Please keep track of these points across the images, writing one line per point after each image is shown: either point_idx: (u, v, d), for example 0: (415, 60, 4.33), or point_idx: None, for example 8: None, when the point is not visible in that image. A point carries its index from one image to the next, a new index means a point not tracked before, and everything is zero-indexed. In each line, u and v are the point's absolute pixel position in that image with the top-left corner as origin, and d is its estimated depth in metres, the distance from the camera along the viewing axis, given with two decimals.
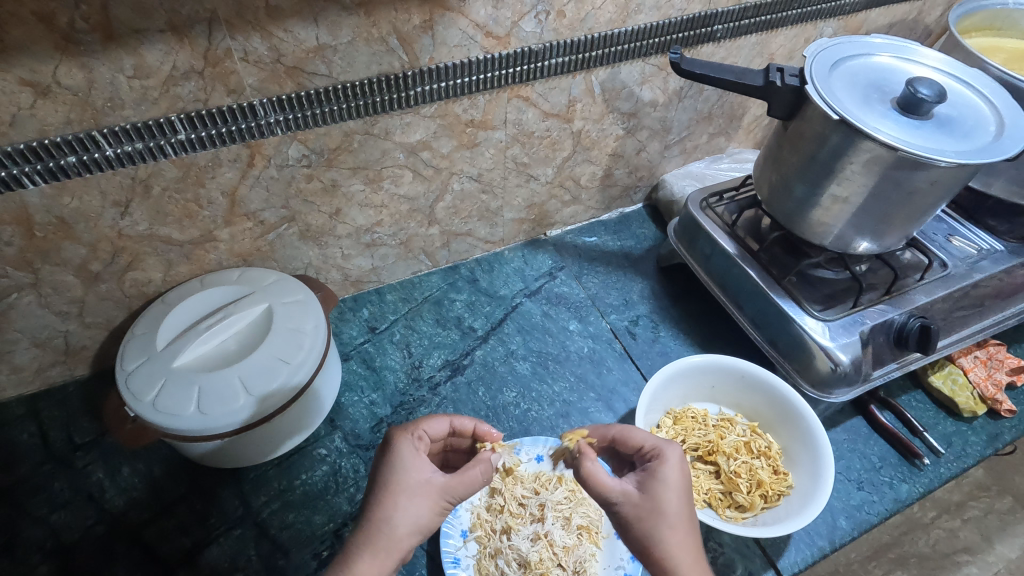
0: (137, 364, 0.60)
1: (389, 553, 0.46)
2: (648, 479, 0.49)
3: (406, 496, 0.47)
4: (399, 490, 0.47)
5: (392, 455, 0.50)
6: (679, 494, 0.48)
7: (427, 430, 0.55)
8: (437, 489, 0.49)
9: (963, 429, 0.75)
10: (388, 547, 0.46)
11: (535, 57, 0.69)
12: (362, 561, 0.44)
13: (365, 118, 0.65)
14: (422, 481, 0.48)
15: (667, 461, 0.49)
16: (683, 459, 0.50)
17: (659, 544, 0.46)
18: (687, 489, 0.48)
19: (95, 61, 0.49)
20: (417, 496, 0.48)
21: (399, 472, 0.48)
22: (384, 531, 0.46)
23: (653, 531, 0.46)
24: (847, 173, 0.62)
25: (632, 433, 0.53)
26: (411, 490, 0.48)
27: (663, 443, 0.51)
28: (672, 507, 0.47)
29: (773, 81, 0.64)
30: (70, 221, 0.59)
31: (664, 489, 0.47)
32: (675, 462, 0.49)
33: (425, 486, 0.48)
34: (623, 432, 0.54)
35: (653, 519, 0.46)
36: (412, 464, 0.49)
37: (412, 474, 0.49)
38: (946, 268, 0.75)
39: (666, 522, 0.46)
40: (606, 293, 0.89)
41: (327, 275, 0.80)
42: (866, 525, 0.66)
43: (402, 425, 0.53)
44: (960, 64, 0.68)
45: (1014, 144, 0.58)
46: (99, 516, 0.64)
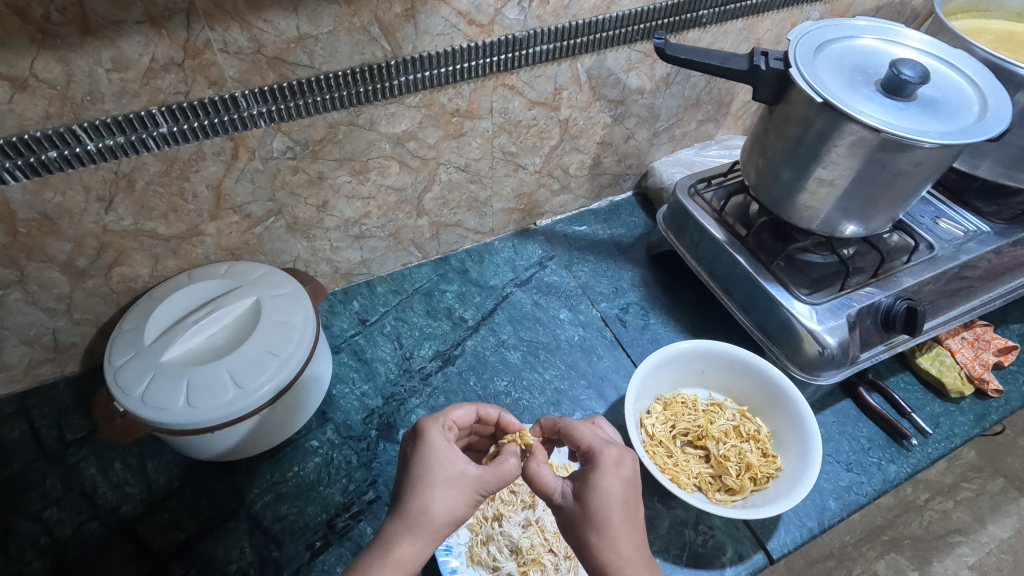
0: (126, 359, 0.60)
1: (428, 540, 0.46)
2: (583, 487, 0.48)
3: (443, 489, 0.47)
4: (433, 483, 0.47)
5: (425, 448, 0.49)
6: (611, 501, 0.46)
7: (453, 420, 0.54)
8: (472, 485, 0.48)
9: (951, 409, 0.75)
10: (427, 536, 0.46)
11: (520, 44, 0.69)
12: (399, 546, 0.45)
13: (350, 108, 0.65)
14: (456, 472, 0.48)
15: (601, 468, 0.48)
16: (622, 465, 0.49)
17: (595, 554, 0.45)
18: (623, 497, 0.47)
19: (73, 54, 0.49)
20: (450, 491, 0.47)
21: (430, 465, 0.48)
22: (421, 521, 0.46)
23: (589, 539, 0.46)
24: (832, 156, 0.62)
25: (577, 432, 0.52)
26: (446, 483, 0.47)
27: (601, 447, 0.50)
28: (604, 512, 0.46)
29: (757, 65, 0.64)
30: (54, 217, 0.59)
31: (597, 497, 0.47)
32: (605, 470, 0.48)
33: (459, 479, 0.48)
34: (569, 430, 0.54)
35: (585, 525, 0.46)
36: (445, 458, 0.49)
37: (445, 465, 0.48)
38: (933, 250, 0.75)
39: (596, 529, 0.46)
40: (596, 281, 0.89)
41: (316, 268, 0.80)
42: (855, 505, 0.67)
43: (430, 414, 0.53)
44: (943, 45, 0.68)
45: (997, 124, 0.58)
46: (92, 511, 0.64)
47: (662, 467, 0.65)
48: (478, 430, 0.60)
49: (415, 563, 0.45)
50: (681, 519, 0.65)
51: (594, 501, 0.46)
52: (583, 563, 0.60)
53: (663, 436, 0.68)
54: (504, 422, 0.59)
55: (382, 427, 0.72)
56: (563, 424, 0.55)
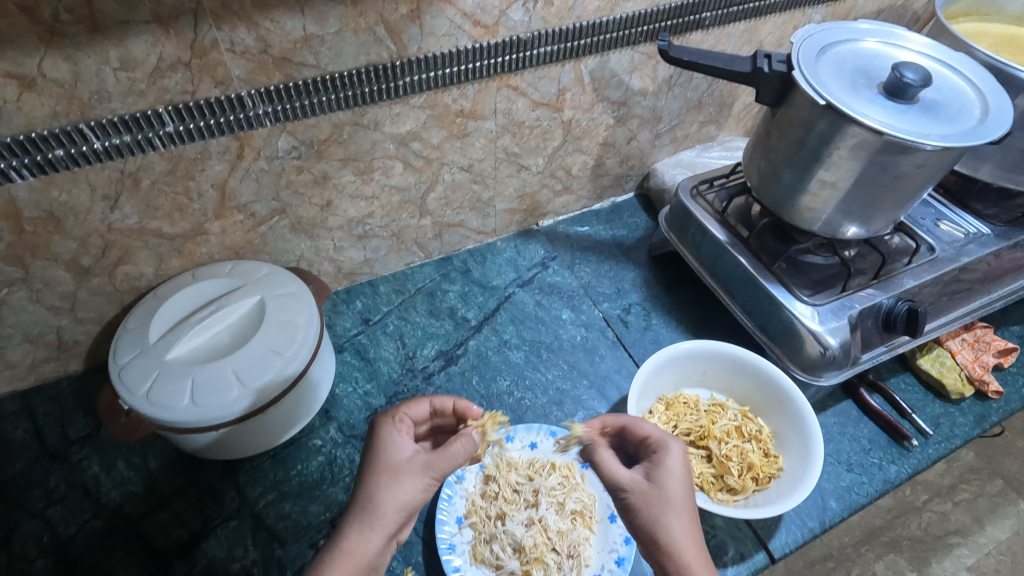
0: (130, 358, 0.60)
1: (380, 526, 0.47)
2: (651, 471, 0.50)
3: (392, 476, 0.48)
4: (378, 470, 0.49)
5: (377, 440, 0.51)
6: (682, 482, 0.49)
7: (409, 414, 0.56)
8: (419, 470, 0.49)
9: (951, 411, 0.76)
10: (382, 522, 0.47)
11: (524, 46, 0.69)
12: (351, 535, 0.46)
13: (355, 108, 0.65)
14: (403, 459, 0.49)
15: (670, 452, 0.51)
16: (686, 451, 0.51)
17: (662, 537, 0.46)
18: (688, 479, 0.49)
19: (80, 53, 0.49)
20: (398, 477, 0.48)
21: (381, 456, 0.50)
22: (371, 509, 0.47)
23: (659, 518, 0.47)
24: (834, 158, 0.63)
25: (638, 423, 0.54)
26: (392, 471, 0.49)
27: (668, 434, 0.52)
28: (676, 493, 0.48)
29: (760, 67, 0.64)
30: (59, 216, 0.59)
31: (668, 479, 0.49)
32: (677, 452, 0.50)
33: (407, 466, 0.49)
34: (628, 424, 0.55)
35: (655, 505, 0.47)
36: (394, 448, 0.50)
37: (394, 454, 0.50)
38: (933, 252, 0.76)
39: (670, 510, 0.47)
40: (598, 282, 0.89)
41: (319, 267, 0.81)
42: (856, 506, 0.67)
43: (385, 411, 0.55)
44: (944, 48, 0.69)
45: (998, 127, 0.59)
46: (95, 509, 0.64)
47: None
48: (438, 424, 0.61)
49: (369, 554, 0.46)
50: None
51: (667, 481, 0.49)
52: (586, 562, 0.60)
53: None
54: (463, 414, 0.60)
55: None
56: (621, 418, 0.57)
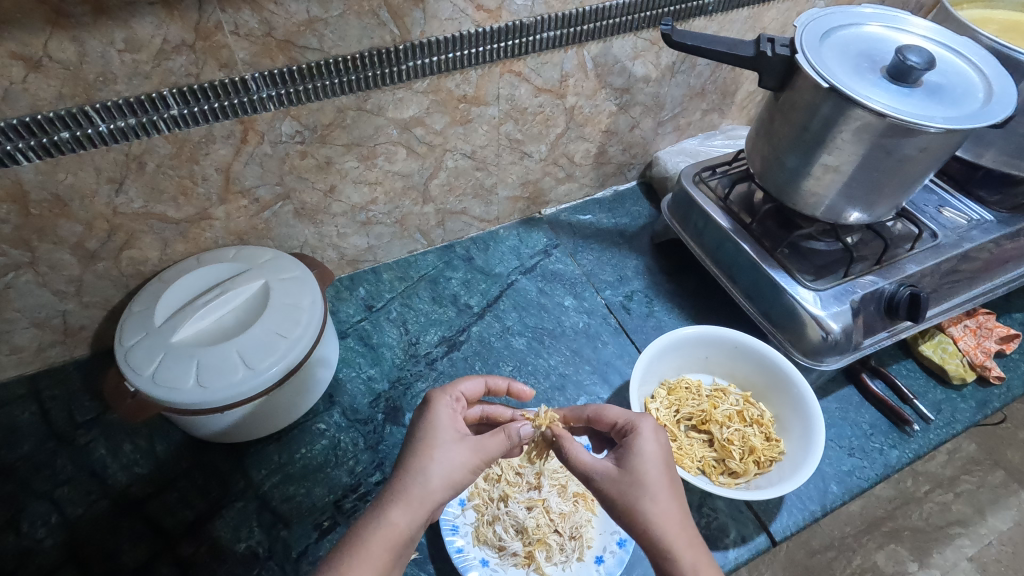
0: (137, 340, 0.61)
1: (423, 503, 0.46)
2: (625, 454, 0.48)
3: (443, 451, 0.48)
4: (434, 444, 0.48)
5: (430, 414, 0.51)
6: (655, 464, 0.47)
7: (462, 391, 0.56)
8: (471, 448, 0.49)
9: (953, 396, 0.76)
10: (421, 497, 0.46)
11: (527, 30, 0.69)
12: (396, 509, 0.45)
13: (358, 93, 0.65)
14: (456, 438, 0.49)
15: (641, 434, 0.49)
16: (658, 431, 0.50)
17: (648, 521, 0.44)
18: (664, 459, 0.48)
19: (85, 34, 0.49)
20: (450, 452, 0.48)
21: (434, 430, 0.49)
22: (419, 484, 0.46)
23: (637, 503, 0.45)
24: (837, 142, 0.63)
25: (607, 410, 0.55)
26: (443, 446, 0.48)
27: (636, 417, 0.52)
28: (651, 475, 0.46)
29: (763, 51, 0.64)
30: (65, 199, 0.59)
31: (641, 461, 0.47)
32: (645, 432, 0.49)
33: (459, 442, 0.49)
34: (598, 412, 0.55)
35: (632, 490, 0.46)
36: (449, 425, 0.50)
37: (447, 429, 0.49)
38: (936, 238, 0.76)
39: (646, 493, 0.45)
40: (600, 269, 0.89)
41: (323, 253, 0.81)
42: (856, 489, 0.67)
43: (439, 386, 0.55)
44: (947, 32, 0.68)
45: (1002, 110, 0.59)
46: (102, 491, 0.65)
47: None
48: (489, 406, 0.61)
49: (410, 529, 0.45)
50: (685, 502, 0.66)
51: (636, 461, 0.47)
52: (588, 544, 0.60)
53: (667, 420, 0.68)
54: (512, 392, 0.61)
55: (389, 410, 0.72)
56: (588, 412, 0.57)
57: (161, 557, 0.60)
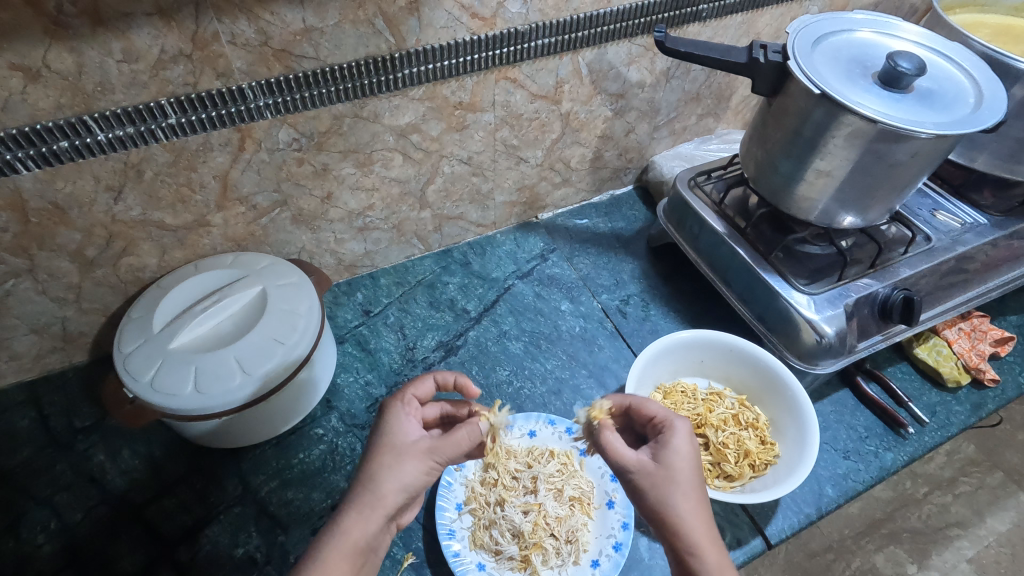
0: (135, 346, 0.61)
1: (375, 510, 0.46)
2: (659, 450, 0.48)
3: (393, 457, 0.48)
4: (382, 452, 0.48)
5: (381, 422, 0.51)
6: (690, 463, 0.47)
7: (416, 395, 0.56)
8: (423, 452, 0.49)
9: (947, 399, 0.76)
10: (374, 504, 0.46)
11: (521, 38, 0.70)
12: (347, 517, 0.45)
13: (354, 101, 0.66)
14: (407, 442, 0.49)
15: (677, 430, 0.49)
16: (691, 431, 0.50)
17: (672, 515, 0.45)
18: (697, 459, 0.48)
19: (84, 45, 0.50)
20: (402, 458, 0.48)
21: (386, 436, 0.50)
22: (370, 492, 0.46)
23: (664, 496, 0.46)
24: (830, 147, 0.63)
25: (645, 405, 0.54)
26: (394, 454, 0.48)
27: (673, 416, 0.51)
28: (683, 472, 0.47)
29: (755, 57, 0.65)
30: (64, 207, 0.60)
31: (675, 456, 0.47)
32: (680, 430, 0.49)
33: (411, 448, 0.48)
34: (635, 405, 0.55)
35: (666, 483, 0.46)
36: (401, 431, 0.50)
37: (398, 436, 0.49)
38: (930, 242, 0.76)
39: (676, 489, 0.46)
40: (597, 274, 0.90)
41: (321, 259, 0.81)
42: (852, 492, 0.68)
43: (391, 394, 0.55)
44: (939, 37, 0.69)
45: (992, 115, 0.59)
46: (100, 496, 0.65)
47: None
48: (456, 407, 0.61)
49: (367, 538, 0.45)
50: None
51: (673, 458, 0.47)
52: (585, 547, 0.61)
53: None
54: (464, 390, 0.61)
55: None
56: (625, 399, 0.57)
57: (160, 562, 0.61)
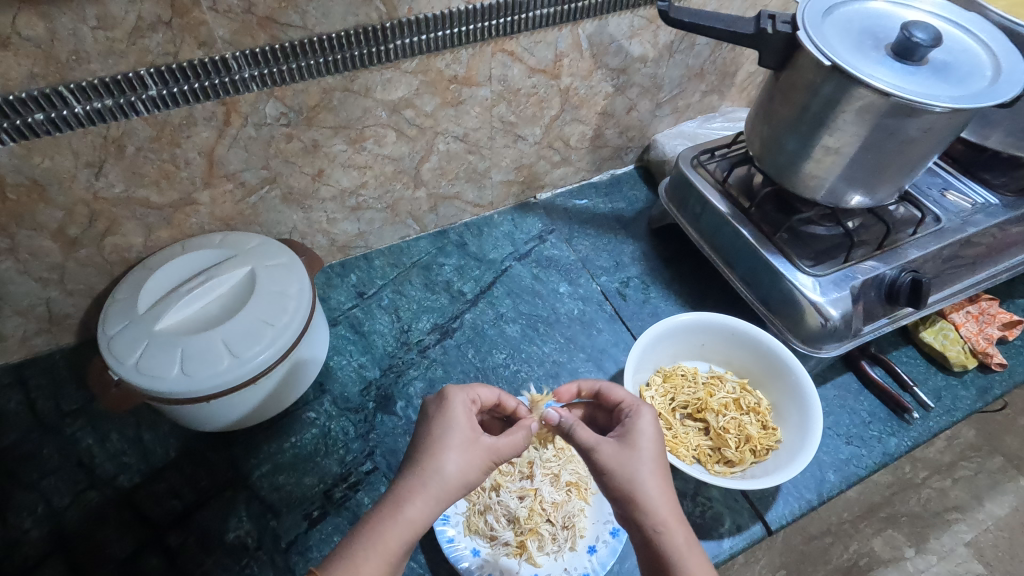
0: (120, 328, 0.60)
1: (438, 498, 0.46)
2: (625, 433, 0.50)
3: (457, 451, 0.48)
4: (448, 444, 0.48)
5: (446, 412, 0.50)
6: (651, 444, 0.49)
7: (479, 396, 0.54)
8: (484, 449, 0.49)
9: (953, 383, 0.75)
10: (436, 493, 0.46)
11: (518, 8, 0.67)
12: (412, 505, 0.45)
13: (344, 73, 0.63)
14: (471, 438, 0.49)
15: (642, 416, 0.51)
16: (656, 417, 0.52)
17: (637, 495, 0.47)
18: (659, 443, 0.50)
19: (56, 11, 0.47)
20: (463, 453, 0.48)
21: (452, 427, 0.49)
22: (434, 480, 0.46)
23: (634, 475, 0.47)
24: (839, 123, 0.61)
25: (612, 390, 0.56)
26: (457, 444, 0.48)
27: (639, 402, 0.53)
28: (646, 451, 0.49)
29: (763, 28, 0.62)
30: (43, 183, 0.57)
31: (640, 437, 0.49)
32: (640, 416, 0.51)
33: (474, 441, 0.49)
34: (603, 390, 0.56)
35: (631, 463, 0.48)
36: (464, 421, 0.49)
37: (463, 425, 0.49)
38: (939, 222, 0.74)
39: (643, 468, 0.48)
40: (596, 255, 0.88)
41: (313, 240, 0.79)
42: (854, 477, 0.66)
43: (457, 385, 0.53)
44: (955, 7, 0.66)
45: (1011, 88, 0.57)
46: (89, 480, 0.64)
47: None
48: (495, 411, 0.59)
49: (426, 521, 0.45)
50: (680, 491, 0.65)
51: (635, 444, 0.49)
52: (581, 533, 0.59)
53: (662, 408, 0.67)
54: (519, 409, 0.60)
55: (380, 399, 0.71)
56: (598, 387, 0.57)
57: (149, 547, 0.60)
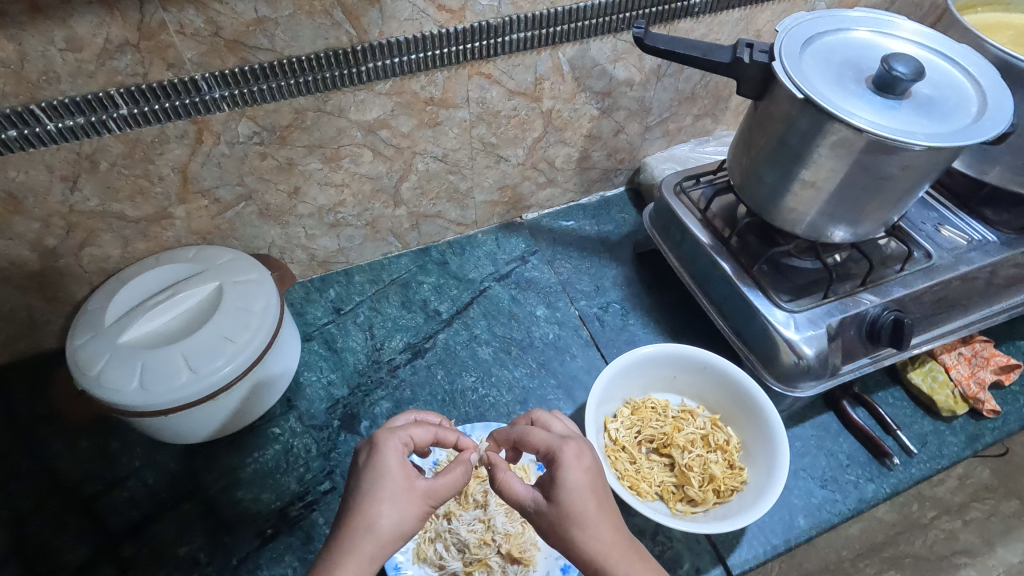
0: (86, 339, 0.61)
1: (374, 558, 0.44)
2: (551, 484, 0.47)
3: (390, 503, 0.45)
4: (381, 497, 0.45)
5: (375, 464, 0.47)
6: (582, 492, 0.46)
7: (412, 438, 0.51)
8: (424, 491, 0.47)
9: (941, 429, 0.71)
10: (373, 553, 0.44)
11: (494, 32, 0.67)
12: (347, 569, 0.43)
13: (316, 94, 0.64)
14: (405, 486, 0.46)
15: (566, 464, 0.47)
16: (584, 454, 0.48)
17: (581, 549, 0.45)
18: (593, 487, 0.47)
19: (24, 33, 0.49)
20: (396, 504, 0.45)
21: (381, 481, 0.46)
22: (368, 538, 0.44)
23: (569, 535, 0.45)
24: (815, 157, 0.59)
25: (533, 435, 0.50)
26: (399, 496, 0.46)
27: (559, 444, 0.48)
28: (579, 505, 0.45)
29: (739, 58, 0.61)
30: (18, 196, 0.59)
31: (567, 493, 0.46)
32: (568, 462, 0.47)
33: (410, 488, 0.46)
34: (522, 435, 0.51)
35: (566, 522, 0.45)
36: (397, 469, 0.47)
37: (396, 475, 0.47)
38: (930, 259, 0.71)
39: (576, 524, 0.45)
40: (578, 279, 0.86)
41: (292, 255, 0.80)
42: (825, 524, 0.64)
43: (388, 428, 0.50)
44: (945, 39, 0.63)
45: (995, 125, 0.54)
46: (54, 486, 0.65)
47: (621, 474, 0.63)
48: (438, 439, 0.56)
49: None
50: (640, 528, 0.63)
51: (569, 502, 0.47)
52: (533, 567, 0.58)
53: (626, 442, 0.66)
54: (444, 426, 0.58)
55: (345, 418, 0.71)
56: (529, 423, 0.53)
57: (103, 557, 0.60)
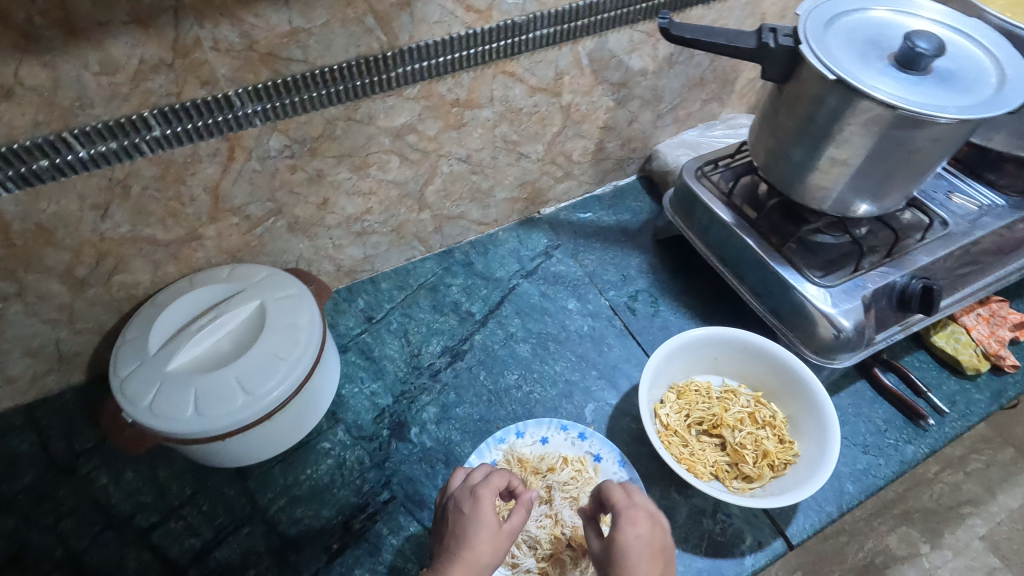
0: (131, 369, 0.59)
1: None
2: (609, 544, 0.51)
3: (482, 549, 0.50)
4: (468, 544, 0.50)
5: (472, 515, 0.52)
6: (639, 555, 0.49)
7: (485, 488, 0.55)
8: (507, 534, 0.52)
9: (967, 387, 0.74)
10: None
11: (518, 29, 0.67)
12: None
13: (347, 103, 0.63)
14: (491, 532, 0.51)
15: (636, 524, 0.51)
16: (651, 524, 0.51)
17: None
18: (654, 554, 0.50)
19: (57, 59, 0.47)
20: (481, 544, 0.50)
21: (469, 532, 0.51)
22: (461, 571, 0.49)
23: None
24: (844, 134, 0.61)
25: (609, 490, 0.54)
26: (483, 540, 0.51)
27: (624, 507, 0.52)
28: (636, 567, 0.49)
29: (766, 42, 0.62)
30: (49, 227, 0.57)
31: (629, 555, 0.49)
32: (636, 520, 0.51)
33: (497, 532, 0.51)
34: (602, 493, 0.54)
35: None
36: (486, 517, 0.52)
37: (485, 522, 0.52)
38: (947, 226, 0.74)
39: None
40: (603, 269, 0.87)
41: (319, 266, 0.79)
42: (873, 488, 0.66)
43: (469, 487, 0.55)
44: (958, 15, 0.65)
45: (1016, 95, 0.57)
46: (106, 521, 0.64)
47: (677, 457, 0.65)
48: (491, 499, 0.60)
49: None
50: (699, 508, 0.64)
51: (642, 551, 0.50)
52: None
53: (677, 426, 0.67)
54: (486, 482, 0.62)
55: (393, 426, 0.71)
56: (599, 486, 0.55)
57: None
